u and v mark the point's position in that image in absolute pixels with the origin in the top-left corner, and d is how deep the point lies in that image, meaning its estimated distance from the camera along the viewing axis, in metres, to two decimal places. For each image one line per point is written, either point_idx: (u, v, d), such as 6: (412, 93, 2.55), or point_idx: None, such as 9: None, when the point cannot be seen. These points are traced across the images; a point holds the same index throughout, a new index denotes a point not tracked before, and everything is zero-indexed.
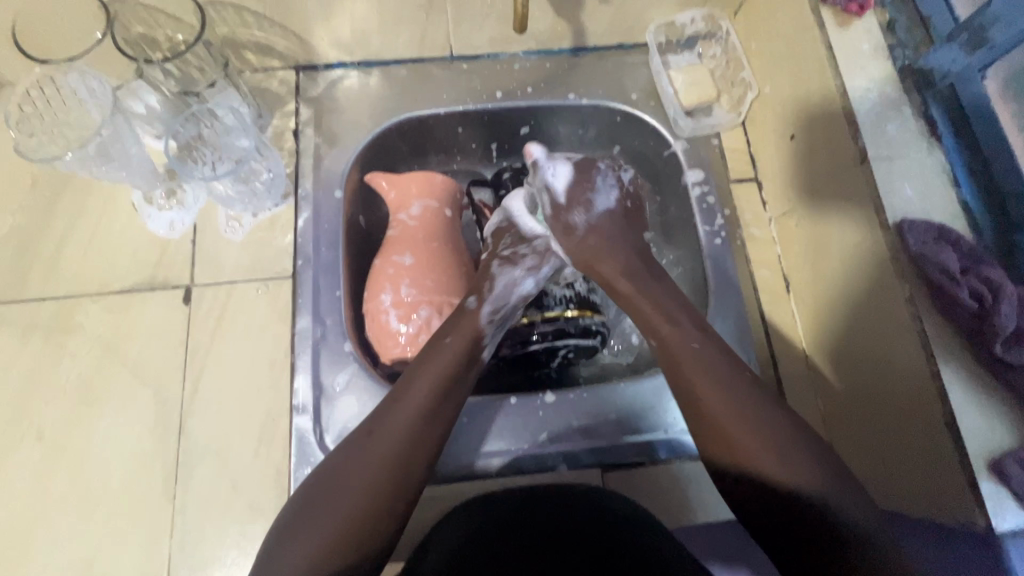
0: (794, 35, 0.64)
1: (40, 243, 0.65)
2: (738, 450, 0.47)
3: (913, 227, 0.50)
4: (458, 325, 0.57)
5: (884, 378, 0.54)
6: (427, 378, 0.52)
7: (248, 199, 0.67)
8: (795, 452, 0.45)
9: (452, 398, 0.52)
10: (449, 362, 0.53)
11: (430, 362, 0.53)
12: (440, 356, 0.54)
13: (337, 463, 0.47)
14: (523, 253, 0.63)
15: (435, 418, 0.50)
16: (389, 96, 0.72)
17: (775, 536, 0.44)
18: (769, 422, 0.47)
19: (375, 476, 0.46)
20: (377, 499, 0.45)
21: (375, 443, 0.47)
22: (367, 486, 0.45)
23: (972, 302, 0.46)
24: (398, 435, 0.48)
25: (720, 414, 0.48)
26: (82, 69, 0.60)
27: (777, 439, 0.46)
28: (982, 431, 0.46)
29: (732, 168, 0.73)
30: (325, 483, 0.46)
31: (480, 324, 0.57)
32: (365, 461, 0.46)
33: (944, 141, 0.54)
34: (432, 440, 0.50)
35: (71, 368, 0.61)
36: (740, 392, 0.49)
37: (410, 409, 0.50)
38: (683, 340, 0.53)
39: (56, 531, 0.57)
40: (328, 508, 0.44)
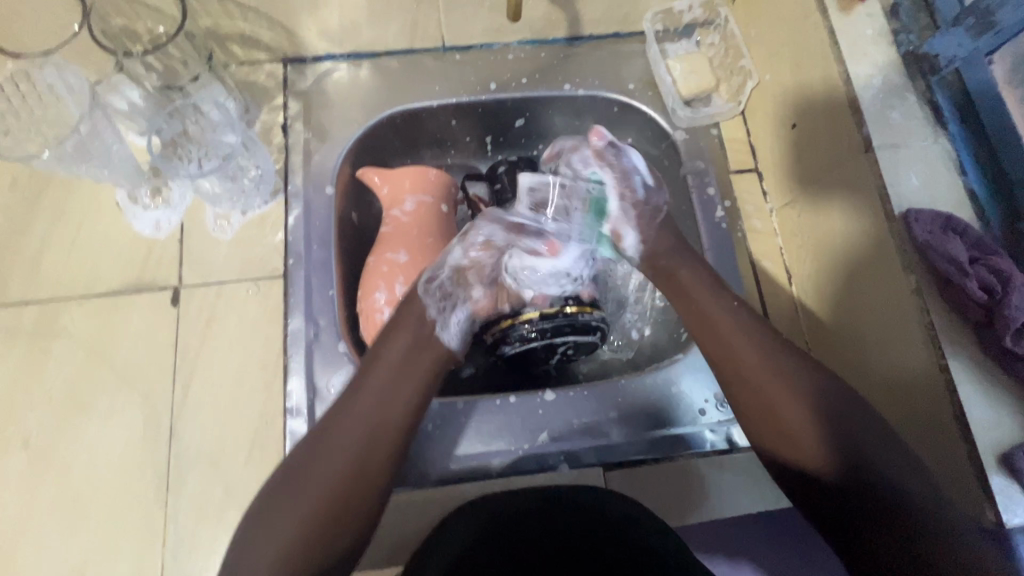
0: (795, 21, 0.62)
1: (21, 245, 0.63)
2: (781, 424, 0.48)
3: (919, 217, 0.49)
4: (406, 313, 0.56)
5: (889, 372, 0.53)
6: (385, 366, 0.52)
7: (236, 197, 0.65)
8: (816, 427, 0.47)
9: (410, 385, 0.52)
10: (405, 350, 0.53)
11: (386, 351, 0.53)
12: (397, 344, 0.54)
13: (300, 459, 0.47)
14: (480, 234, 0.61)
15: (397, 408, 0.50)
16: (380, 88, 0.70)
17: (813, 500, 0.47)
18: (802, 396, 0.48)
19: (339, 470, 0.46)
20: (340, 492, 0.45)
21: (339, 437, 0.48)
22: (330, 479, 0.46)
23: (981, 293, 0.45)
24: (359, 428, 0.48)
25: (760, 391, 0.50)
26: (58, 62, 0.58)
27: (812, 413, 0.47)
28: (991, 424, 0.45)
29: (732, 158, 0.72)
30: (290, 478, 0.46)
31: (425, 305, 0.56)
32: (329, 453, 0.47)
33: (950, 129, 0.53)
34: (393, 431, 0.49)
35: (56, 374, 0.59)
36: (774, 368, 0.50)
37: (370, 398, 0.50)
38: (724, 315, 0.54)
39: (45, 542, 0.55)
40: (295, 503, 0.44)
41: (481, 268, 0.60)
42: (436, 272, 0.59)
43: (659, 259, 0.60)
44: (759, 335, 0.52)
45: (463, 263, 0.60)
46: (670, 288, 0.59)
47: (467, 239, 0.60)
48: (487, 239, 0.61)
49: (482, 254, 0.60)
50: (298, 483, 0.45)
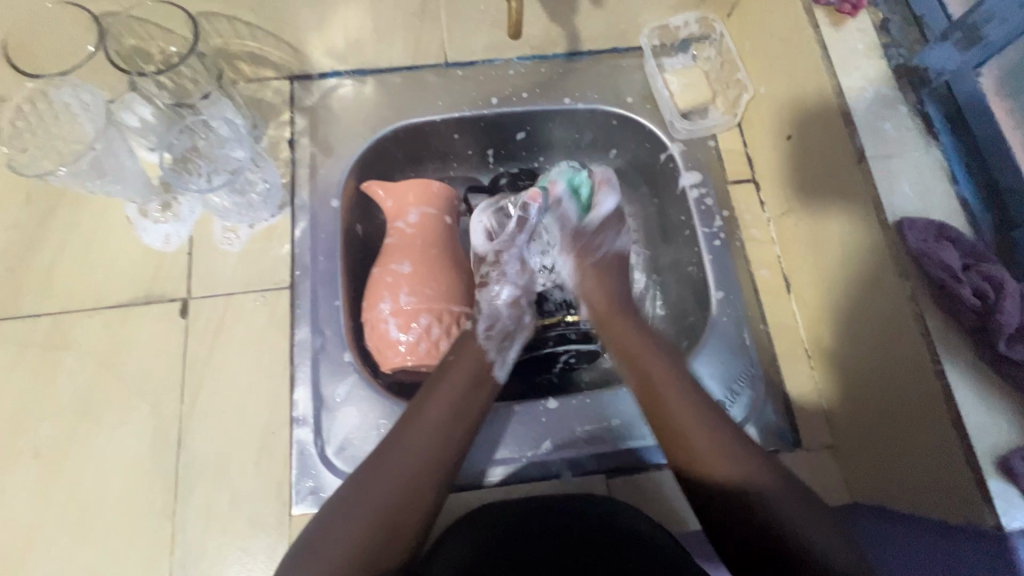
0: (788, 36, 0.64)
1: (35, 258, 0.64)
2: (683, 443, 0.51)
3: (913, 226, 0.50)
4: (465, 350, 0.59)
5: (887, 378, 0.54)
6: (442, 397, 0.54)
7: (244, 210, 0.66)
8: (722, 447, 0.49)
9: (465, 417, 0.54)
10: (464, 385, 0.56)
11: (441, 383, 0.56)
12: (455, 377, 0.56)
13: (355, 485, 0.49)
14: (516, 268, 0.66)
15: (453, 439, 0.53)
16: (384, 104, 0.72)
17: (711, 522, 0.48)
18: (708, 420, 0.51)
19: (392, 495, 0.48)
20: (391, 517, 0.47)
21: (395, 463, 0.50)
22: (385, 503, 0.47)
23: (974, 299, 0.46)
24: (414, 456, 0.50)
25: (682, 429, 0.51)
26: (74, 82, 0.60)
27: (716, 435, 0.50)
28: (988, 429, 0.45)
29: (729, 169, 0.73)
30: (347, 501, 0.48)
31: (483, 347, 0.60)
32: (382, 479, 0.48)
33: (941, 139, 0.54)
34: (448, 458, 0.51)
35: (68, 384, 0.60)
36: (681, 392, 0.54)
37: (429, 427, 0.52)
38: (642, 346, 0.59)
39: (54, 552, 0.56)
40: (347, 527, 0.46)
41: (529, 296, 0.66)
42: (495, 318, 0.63)
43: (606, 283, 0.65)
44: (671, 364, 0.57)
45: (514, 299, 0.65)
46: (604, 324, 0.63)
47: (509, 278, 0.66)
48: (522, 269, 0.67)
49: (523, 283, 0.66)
50: (352, 504, 0.47)
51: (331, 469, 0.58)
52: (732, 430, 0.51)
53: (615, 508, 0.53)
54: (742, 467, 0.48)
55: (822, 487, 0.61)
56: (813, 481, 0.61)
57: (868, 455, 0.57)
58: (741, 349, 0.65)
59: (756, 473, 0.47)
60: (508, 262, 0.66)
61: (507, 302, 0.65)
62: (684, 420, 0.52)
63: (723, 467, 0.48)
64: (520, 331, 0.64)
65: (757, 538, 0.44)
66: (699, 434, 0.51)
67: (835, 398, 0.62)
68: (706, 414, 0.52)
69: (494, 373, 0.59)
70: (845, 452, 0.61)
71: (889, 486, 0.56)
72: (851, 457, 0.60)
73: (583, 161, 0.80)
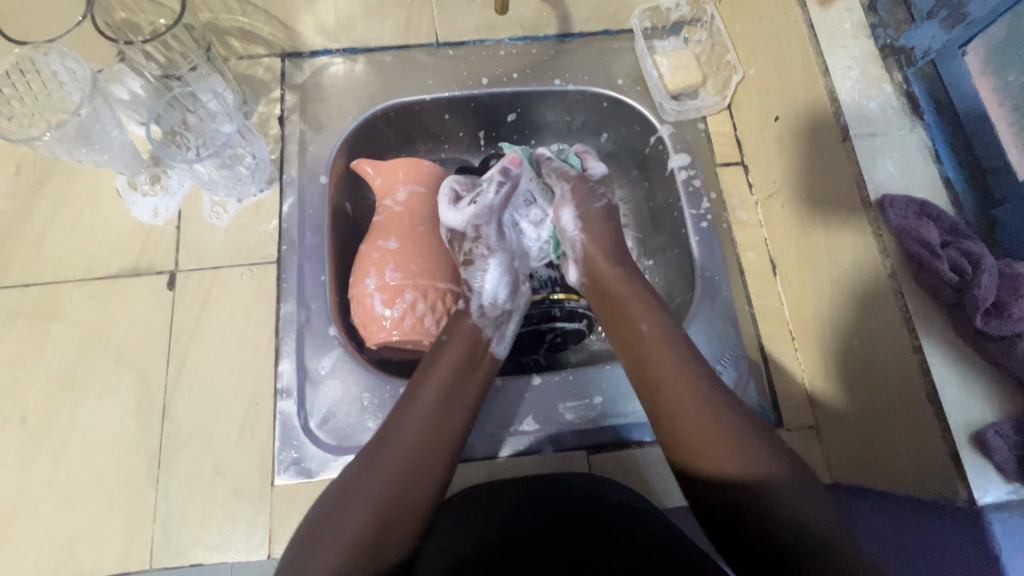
0: (777, 16, 0.64)
1: (24, 229, 0.65)
2: (689, 444, 0.48)
3: (894, 203, 0.50)
4: (457, 330, 0.59)
5: (869, 356, 0.54)
6: (435, 381, 0.54)
7: (233, 184, 0.67)
8: (714, 427, 0.48)
9: (462, 399, 0.54)
10: (456, 365, 0.55)
11: (435, 367, 0.55)
12: (447, 358, 0.56)
13: (352, 477, 0.48)
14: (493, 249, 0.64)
15: (450, 421, 0.52)
16: (375, 82, 0.72)
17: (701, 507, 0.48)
18: (714, 410, 0.49)
19: (390, 482, 0.47)
20: (389, 505, 0.46)
21: (391, 450, 0.49)
22: (381, 493, 0.46)
23: (952, 275, 0.46)
24: (411, 442, 0.49)
25: (682, 409, 0.49)
26: (62, 50, 0.59)
27: (729, 437, 0.47)
28: (964, 406, 0.45)
29: (719, 152, 0.73)
30: (342, 498, 0.46)
31: (479, 325, 0.59)
32: (379, 468, 0.48)
33: (925, 119, 0.54)
34: (447, 441, 0.50)
35: (55, 354, 0.61)
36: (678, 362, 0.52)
37: (423, 410, 0.52)
38: (663, 354, 0.53)
39: (38, 516, 0.56)
40: (342, 521, 0.45)
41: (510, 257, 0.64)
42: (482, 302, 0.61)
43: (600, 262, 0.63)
44: (692, 367, 0.52)
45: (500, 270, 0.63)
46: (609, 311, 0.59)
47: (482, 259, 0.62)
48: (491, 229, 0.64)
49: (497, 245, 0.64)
50: (352, 495, 0.46)
51: (313, 441, 0.58)
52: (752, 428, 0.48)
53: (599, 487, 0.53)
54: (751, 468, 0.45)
55: (803, 468, 0.61)
56: None
57: (849, 434, 0.58)
58: (725, 330, 0.65)
59: (762, 468, 0.45)
60: (488, 233, 0.64)
61: (496, 272, 0.62)
62: (700, 423, 0.48)
63: (729, 467, 0.46)
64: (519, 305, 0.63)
65: (752, 531, 0.44)
66: (720, 434, 0.47)
67: (819, 378, 0.62)
68: (720, 410, 0.49)
69: (489, 348, 0.58)
70: (827, 433, 0.61)
71: (868, 464, 0.56)
72: (833, 439, 0.60)
73: (575, 144, 0.80)
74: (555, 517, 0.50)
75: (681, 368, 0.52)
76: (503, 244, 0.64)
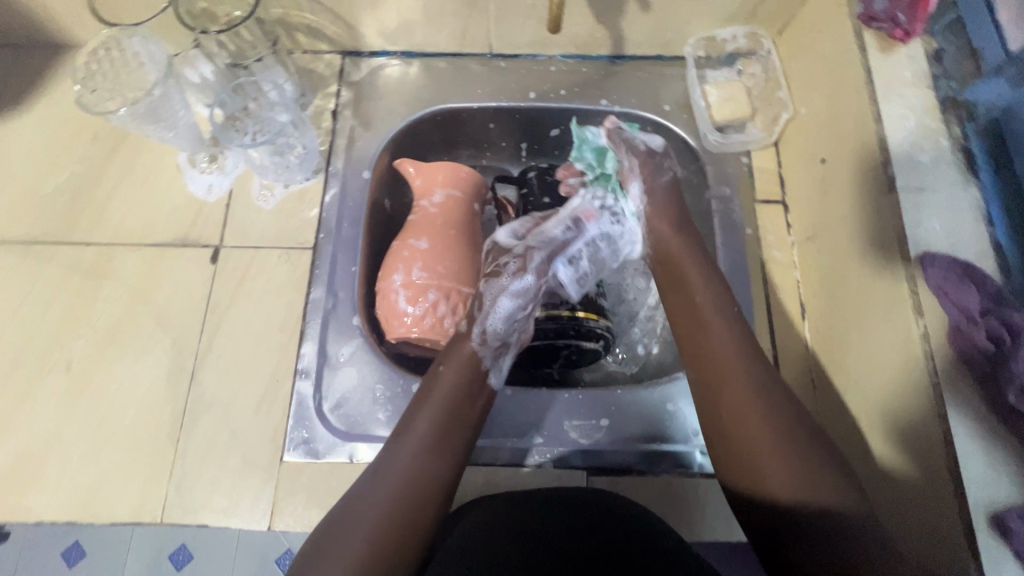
0: (835, 58, 0.62)
1: (91, 192, 0.70)
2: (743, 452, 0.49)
3: (935, 262, 0.48)
4: (458, 352, 0.57)
5: (889, 417, 0.52)
6: (426, 415, 0.52)
7: (281, 170, 0.70)
8: (781, 449, 0.47)
9: (459, 428, 0.52)
10: (454, 393, 0.54)
11: (426, 400, 0.53)
12: (445, 386, 0.54)
13: (343, 509, 0.46)
14: (522, 279, 0.61)
15: (438, 458, 0.49)
16: (427, 87, 0.75)
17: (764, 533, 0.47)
18: (783, 438, 0.48)
19: (379, 523, 0.45)
20: (385, 540, 0.44)
21: (376, 489, 0.47)
22: (372, 530, 0.44)
23: (987, 344, 0.44)
24: (394, 482, 0.47)
25: (745, 421, 0.49)
26: (144, 34, 0.65)
27: (797, 458, 0.47)
28: (986, 482, 0.43)
29: (760, 188, 0.71)
30: (334, 532, 0.45)
31: (479, 353, 0.57)
32: (369, 504, 0.46)
33: (981, 177, 0.52)
34: (444, 474, 0.49)
35: (103, 310, 0.66)
36: (740, 359, 0.52)
37: (417, 443, 0.50)
38: (727, 346, 0.53)
39: (68, 458, 0.61)
40: (335, 558, 0.43)
41: (534, 292, 0.62)
42: (489, 325, 0.58)
43: (664, 230, 0.63)
44: (747, 362, 0.52)
45: (518, 293, 0.60)
46: (672, 287, 0.60)
47: (510, 288, 0.60)
48: (526, 256, 0.63)
49: (526, 275, 0.62)
50: (340, 533, 0.45)
51: (324, 423, 0.61)
52: (807, 440, 0.48)
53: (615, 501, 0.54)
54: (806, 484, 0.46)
55: None
56: None
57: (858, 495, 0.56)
58: None
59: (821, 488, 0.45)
60: (535, 257, 0.63)
61: (514, 295, 0.60)
62: (745, 424, 0.49)
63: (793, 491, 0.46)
64: (517, 341, 0.60)
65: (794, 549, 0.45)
66: (773, 447, 0.47)
67: (836, 432, 0.59)
68: (780, 420, 0.49)
69: (488, 379, 0.56)
70: None
71: None
72: None
73: None
74: (575, 526, 0.51)
75: (747, 380, 0.51)
76: (537, 277, 0.62)
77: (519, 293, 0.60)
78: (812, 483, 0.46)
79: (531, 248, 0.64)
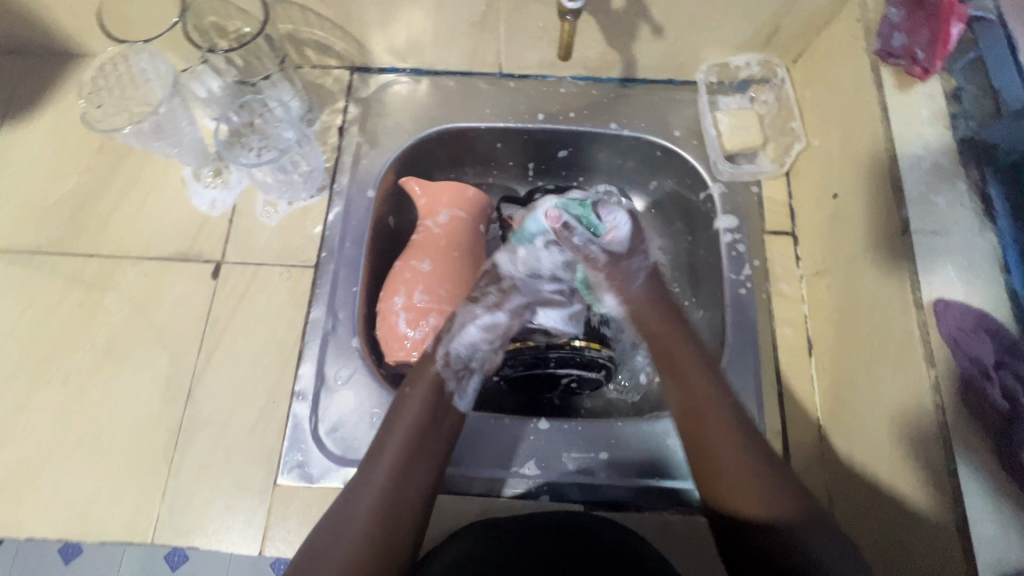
0: (850, 92, 0.61)
1: (95, 204, 0.70)
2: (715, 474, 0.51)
3: (947, 310, 0.47)
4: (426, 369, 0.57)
5: (894, 464, 0.50)
6: (393, 450, 0.52)
7: (285, 188, 0.70)
8: (750, 474, 0.50)
9: (434, 437, 0.54)
10: (427, 406, 0.55)
11: (394, 425, 0.53)
12: (417, 399, 0.55)
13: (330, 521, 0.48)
14: (495, 314, 0.62)
15: (417, 467, 0.51)
16: (435, 105, 0.74)
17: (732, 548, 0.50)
18: (747, 461, 0.51)
19: (364, 536, 0.47)
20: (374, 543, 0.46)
21: (347, 520, 0.47)
22: (358, 538, 0.46)
23: (1003, 402, 0.44)
24: (367, 511, 0.48)
25: (719, 446, 0.52)
26: (153, 51, 0.66)
27: (759, 479, 0.50)
28: (995, 542, 0.42)
29: (769, 218, 0.70)
30: (323, 543, 0.46)
31: (443, 376, 0.57)
32: (353, 515, 0.48)
33: (998, 223, 0.50)
34: (424, 480, 0.51)
35: (102, 324, 0.65)
36: (717, 395, 0.55)
37: (395, 454, 0.51)
38: (700, 382, 0.56)
39: (60, 475, 0.60)
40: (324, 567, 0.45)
41: (504, 329, 0.63)
42: (451, 348, 0.59)
43: (654, 301, 0.64)
44: (715, 392, 0.55)
45: (486, 325, 0.62)
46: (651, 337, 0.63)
47: (481, 318, 0.62)
48: (507, 293, 0.64)
49: (503, 313, 0.63)
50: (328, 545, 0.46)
51: (319, 447, 0.60)
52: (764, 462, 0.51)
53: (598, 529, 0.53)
54: (764, 499, 0.49)
55: None
56: None
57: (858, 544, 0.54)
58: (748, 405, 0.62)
59: (777, 502, 0.48)
60: (514, 297, 0.64)
61: (482, 327, 0.62)
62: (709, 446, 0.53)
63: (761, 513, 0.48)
64: (480, 367, 0.61)
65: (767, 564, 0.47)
66: (741, 471, 0.50)
67: (840, 473, 0.58)
68: (744, 445, 0.52)
69: (454, 402, 0.57)
70: None
71: None
72: None
73: (622, 186, 0.80)
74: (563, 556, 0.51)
75: (717, 410, 0.54)
76: (510, 316, 0.63)
77: (488, 325, 0.62)
78: (772, 497, 0.48)
79: (514, 288, 0.65)
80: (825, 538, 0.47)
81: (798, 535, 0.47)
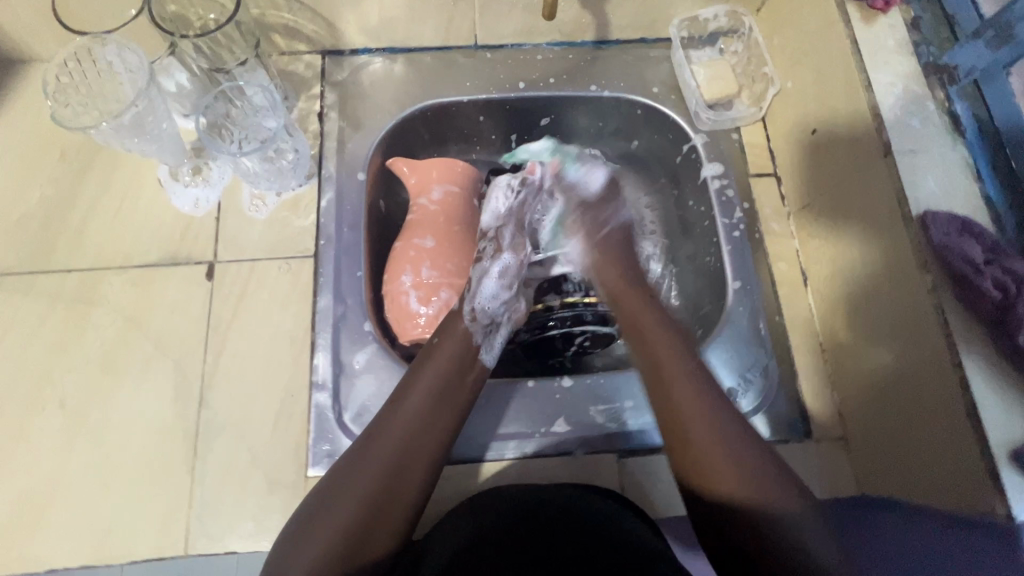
0: (818, 32, 0.65)
1: (67, 215, 0.66)
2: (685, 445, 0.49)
3: (936, 220, 0.51)
4: (452, 328, 0.58)
5: (903, 369, 0.54)
6: (415, 397, 0.52)
7: (273, 178, 0.68)
8: (713, 427, 0.49)
9: (453, 399, 0.53)
10: (450, 365, 0.55)
11: (423, 370, 0.54)
12: (442, 357, 0.55)
13: (340, 469, 0.48)
14: (504, 262, 0.64)
15: (435, 423, 0.51)
16: (415, 82, 0.73)
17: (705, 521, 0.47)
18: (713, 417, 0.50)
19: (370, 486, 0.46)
20: (373, 501, 0.45)
21: (367, 459, 0.47)
22: (368, 489, 0.46)
23: (994, 291, 0.47)
24: (393, 446, 0.48)
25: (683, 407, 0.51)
26: (119, 41, 0.61)
27: (724, 442, 0.48)
28: (1001, 421, 0.46)
29: (752, 162, 0.73)
30: (330, 492, 0.46)
31: (471, 330, 0.58)
32: (363, 465, 0.47)
33: (967, 137, 0.54)
34: (437, 435, 0.50)
35: (95, 339, 0.62)
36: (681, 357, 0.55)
37: (415, 405, 0.51)
38: (660, 341, 0.57)
39: (72, 500, 0.57)
40: (326, 518, 0.44)
41: (515, 272, 0.65)
42: (478, 303, 0.61)
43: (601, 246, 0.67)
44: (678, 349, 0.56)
45: (499, 274, 0.63)
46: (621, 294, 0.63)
47: (494, 269, 0.63)
48: (511, 244, 0.66)
49: (514, 258, 0.65)
50: (334, 498, 0.45)
51: (347, 434, 0.59)
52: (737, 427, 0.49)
53: (611, 510, 0.51)
54: (735, 459, 0.47)
55: (830, 478, 0.61)
56: (823, 470, 0.61)
57: (877, 448, 0.58)
58: (756, 339, 0.65)
59: (745, 466, 0.47)
60: (506, 235, 0.66)
61: (496, 277, 0.63)
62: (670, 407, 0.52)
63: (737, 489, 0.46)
64: (508, 318, 0.63)
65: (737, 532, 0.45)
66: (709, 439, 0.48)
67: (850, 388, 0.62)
68: (708, 399, 0.51)
69: (479, 357, 0.57)
70: (857, 445, 0.61)
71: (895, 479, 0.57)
72: (862, 454, 0.60)
73: (606, 150, 0.81)
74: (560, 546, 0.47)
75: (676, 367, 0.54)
76: (516, 255, 0.65)
77: (503, 274, 0.64)
78: (752, 479, 0.46)
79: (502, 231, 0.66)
80: (794, 499, 0.45)
81: (777, 512, 0.44)
